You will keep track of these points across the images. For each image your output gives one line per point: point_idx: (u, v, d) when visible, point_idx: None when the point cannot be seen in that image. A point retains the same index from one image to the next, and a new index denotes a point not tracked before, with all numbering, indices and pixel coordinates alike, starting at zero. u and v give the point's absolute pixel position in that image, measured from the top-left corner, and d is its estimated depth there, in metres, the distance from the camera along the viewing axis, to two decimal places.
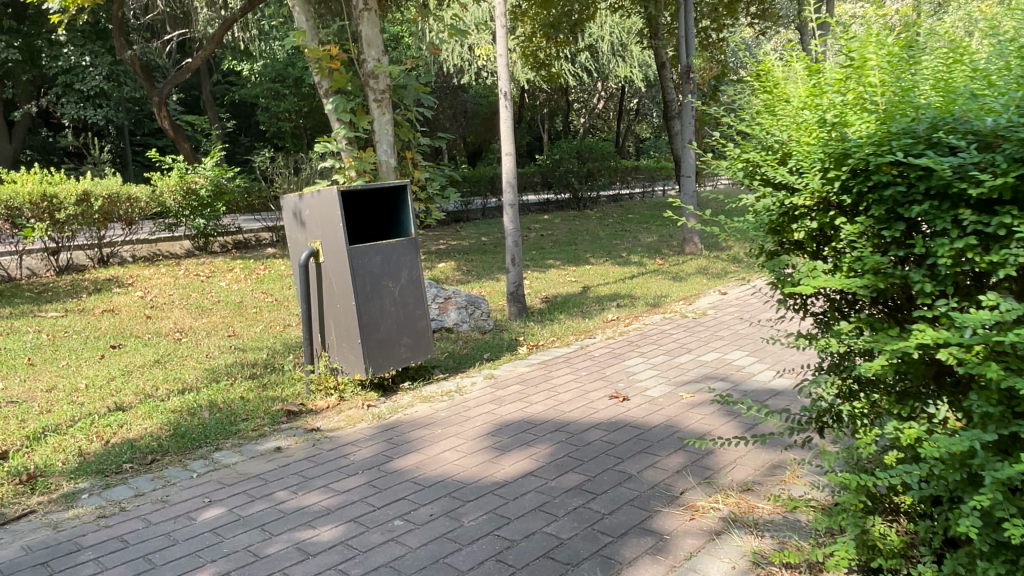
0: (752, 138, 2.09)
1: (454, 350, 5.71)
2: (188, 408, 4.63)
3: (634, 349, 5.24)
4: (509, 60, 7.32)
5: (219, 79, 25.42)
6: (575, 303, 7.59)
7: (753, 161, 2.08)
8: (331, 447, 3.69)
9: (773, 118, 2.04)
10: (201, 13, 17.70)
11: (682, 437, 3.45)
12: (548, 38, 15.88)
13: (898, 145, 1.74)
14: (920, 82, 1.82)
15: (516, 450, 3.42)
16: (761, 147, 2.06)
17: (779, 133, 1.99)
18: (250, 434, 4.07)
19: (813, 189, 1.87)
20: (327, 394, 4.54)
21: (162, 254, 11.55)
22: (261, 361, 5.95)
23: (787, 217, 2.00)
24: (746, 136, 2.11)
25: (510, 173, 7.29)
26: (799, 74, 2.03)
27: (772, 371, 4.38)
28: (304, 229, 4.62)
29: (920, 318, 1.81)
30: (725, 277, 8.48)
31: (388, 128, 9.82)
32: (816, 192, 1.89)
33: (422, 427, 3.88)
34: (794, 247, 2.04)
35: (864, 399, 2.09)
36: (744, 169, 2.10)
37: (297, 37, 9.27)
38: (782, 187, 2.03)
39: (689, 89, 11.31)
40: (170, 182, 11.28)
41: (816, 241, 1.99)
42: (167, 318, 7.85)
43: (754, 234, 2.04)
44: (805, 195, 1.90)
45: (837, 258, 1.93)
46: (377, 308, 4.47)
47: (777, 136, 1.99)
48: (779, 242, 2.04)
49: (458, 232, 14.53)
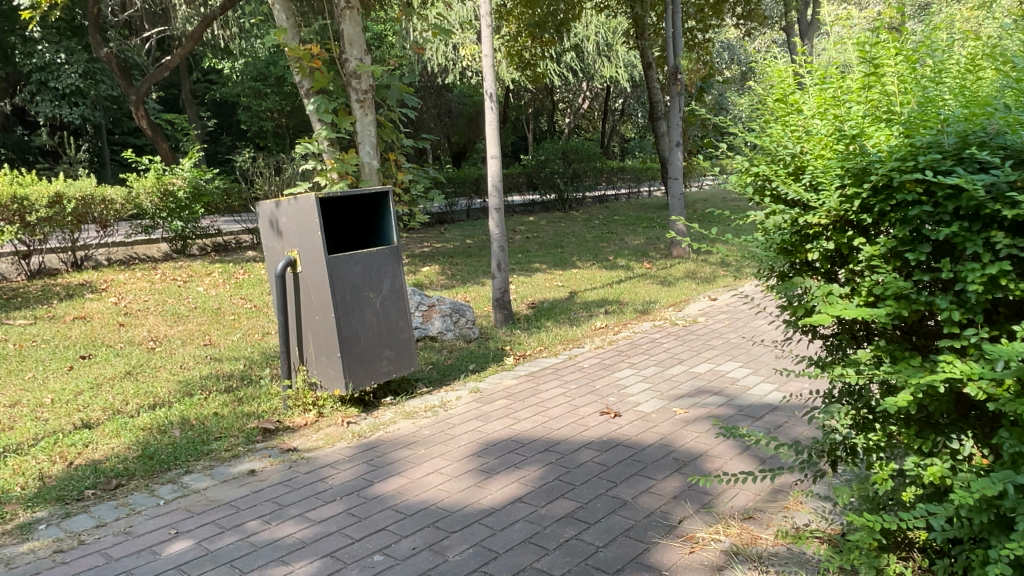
0: (761, 151, 1.93)
1: (438, 360, 5.52)
2: (158, 425, 4.41)
3: (624, 360, 5.08)
4: (494, 61, 7.14)
5: (200, 78, 24.99)
6: (562, 309, 7.43)
7: (763, 175, 1.92)
8: (308, 470, 3.50)
9: (784, 130, 1.89)
10: (180, 10, 17.34)
11: (677, 458, 3.30)
12: (533, 37, 15.72)
13: (923, 161, 1.59)
14: (948, 93, 1.68)
15: (504, 473, 3.24)
16: (771, 160, 1.91)
17: (792, 146, 1.85)
18: (223, 455, 3.86)
19: (830, 207, 1.72)
20: (305, 411, 4.34)
21: (138, 257, 11.25)
22: (238, 373, 5.72)
23: (801, 236, 1.84)
24: (755, 146, 1.96)
25: (495, 176, 7.11)
26: (815, 82, 1.89)
27: (767, 384, 4.23)
28: (281, 238, 4.41)
29: (946, 348, 1.66)
30: (713, 281, 8.37)
31: (370, 129, 9.61)
32: (833, 210, 1.73)
33: (405, 446, 3.70)
34: (808, 268, 1.88)
35: (881, 431, 1.94)
36: (753, 184, 1.94)
37: (277, 35, 9.03)
38: (795, 205, 1.87)
39: (676, 91, 11.21)
40: (147, 184, 10.97)
41: (831, 263, 1.83)
42: (141, 325, 7.59)
43: (764, 254, 1.88)
44: (821, 213, 1.75)
45: (853, 281, 1.78)
46: (357, 320, 4.28)
47: (789, 148, 1.85)
48: (791, 263, 1.89)
49: (442, 235, 14.34)
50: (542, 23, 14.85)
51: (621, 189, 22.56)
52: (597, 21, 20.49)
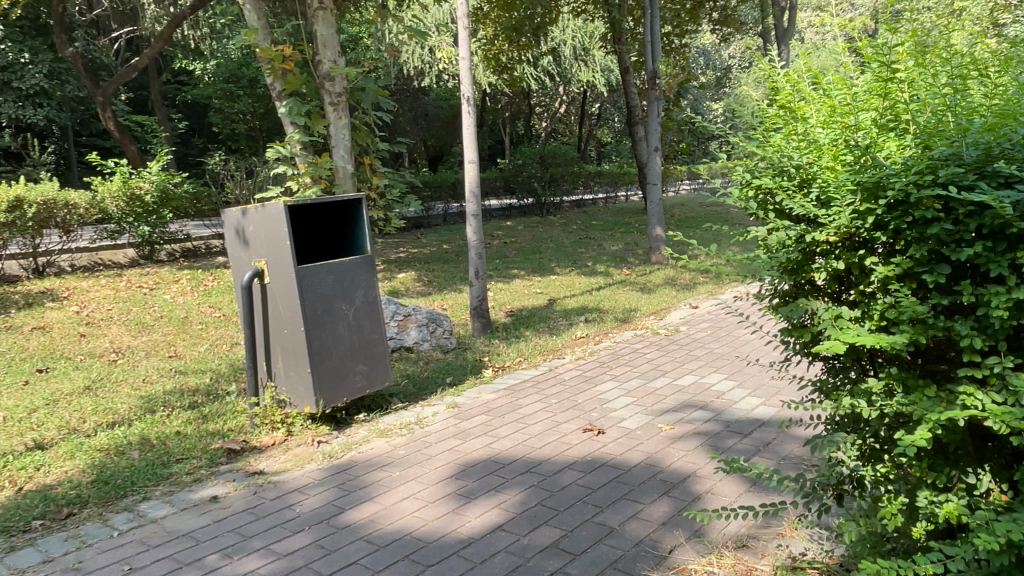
0: (764, 163, 1.82)
1: (415, 373, 5.32)
2: (116, 446, 4.16)
3: (606, 372, 4.93)
4: (472, 63, 6.96)
5: (170, 79, 24.47)
6: (541, 317, 7.28)
7: (765, 188, 1.80)
8: (275, 496, 3.29)
9: (787, 140, 1.77)
10: (149, 9, 16.92)
11: (664, 479, 3.15)
12: (510, 41, 15.59)
13: (940, 175, 1.48)
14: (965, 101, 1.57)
15: (483, 498, 3.07)
16: (775, 171, 1.79)
17: (796, 158, 1.74)
18: (184, 479, 3.64)
19: (841, 225, 1.59)
20: (273, 429, 4.13)
21: (103, 263, 10.87)
22: (203, 387, 5.47)
23: (806, 254, 1.71)
24: (757, 157, 1.85)
25: (473, 181, 6.94)
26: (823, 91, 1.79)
27: (754, 399, 4.11)
28: (248, 247, 4.21)
29: (965, 377, 1.53)
30: (693, 287, 8.29)
31: (345, 133, 9.38)
32: (843, 228, 1.61)
33: (378, 467, 3.52)
34: (813, 289, 1.75)
35: (889, 462, 1.80)
36: (755, 198, 1.82)
37: (247, 35, 8.77)
38: (800, 220, 1.75)
39: (655, 95, 11.15)
40: (112, 187, 10.57)
41: (839, 283, 1.71)
42: (103, 336, 7.29)
43: (767, 274, 1.74)
44: (830, 231, 1.62)
45: (861, 304, 1.65)
46: (328, 334, 4.08)
47: (794, 159, 1.73)
48: (796, 283, 1.76)
49: (419, 240, 14.12)
50: (519, 26, 14.72)
51: (598, 194, 22.53)
52: (574, 25, 20.44)
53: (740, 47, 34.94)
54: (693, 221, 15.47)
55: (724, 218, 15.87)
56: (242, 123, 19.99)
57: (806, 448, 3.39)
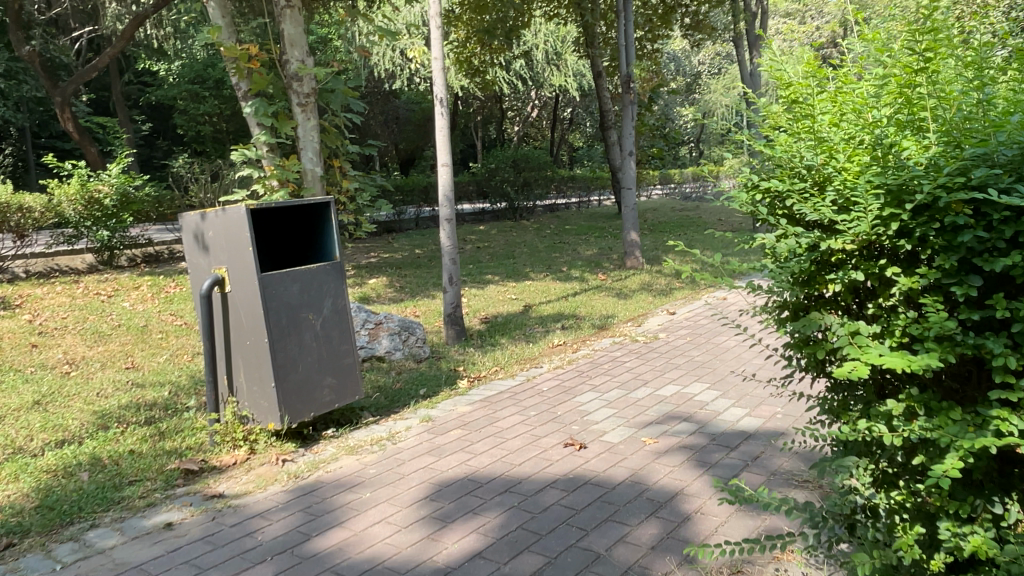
0: (776, 164, 1.77)
1: (386, 384, 5.10)
2: (65, 467, 3.87)
3: (586, 382, 4.76)
4: (444, 64, 6.77)
5: (133, 80, 23.80)
6: (516, 324, 7.10)
7: (776, 191, 1.74)
8: (235, 522, 3.06)
9: (801, 141, 1.73)
10: (109, 8, 16.39)
11: (651, 498, 2.99)
12: (482, 44, 15.44)
13: (972, 177, 1.42)
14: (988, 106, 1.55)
15: (460, 521, 2.88)
16: (787, 173, 1.74)
17: (813, 161, 1.69)
18: (137, 503, 3.38)
19: (863, 230, 1.52)
20: (235, 447, 3.89)
21: (59, 269, 10.42)
22: (161, 402, 5.18)
23: (820, 264, 1.63)
24: (766, 159, 1.80)
25: (446, 185, 6.74)
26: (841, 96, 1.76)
27: (739, 410, 3.97)
28: (208, 254, 3.96)
29: (995, 401, 1.40)
30: (670, 293, 8.19)
31: (313, 134, 9.11)
32: (864, 235, 1.54)
33: (346, 488, 3.30)
34: (827, 301, 1.65)
35: (905, 490, 1.66)
36: (764, 201, 1.76)
37: (211, 34, 8.46)
38: (813, 227, 1.69)
39: (629, 99, 11.08)
40: (69, 191, 10.20)
41: (856, 295, 1.62)
42: (56, 346, 6.93)
43: (777, 287, 1.64)
44: (850, 237, 1.54)
45: (880, 318, 1.55)
46: (294, 345, 3.85)
47: (809, 159, 1.68)
48: (807, 296, 1.66)
49: (390, 245, 13.87)
50: (492, 29, 14.57)
51: (571, 198, 22.47)
52: (546, 30, 20.38)
53: (710, 53, 35.26)
54: (667, 226, 15.45)
55: (696, 223, 15.89)
56: (208, 125, 19.52)
57: (796, 461, 3.25)
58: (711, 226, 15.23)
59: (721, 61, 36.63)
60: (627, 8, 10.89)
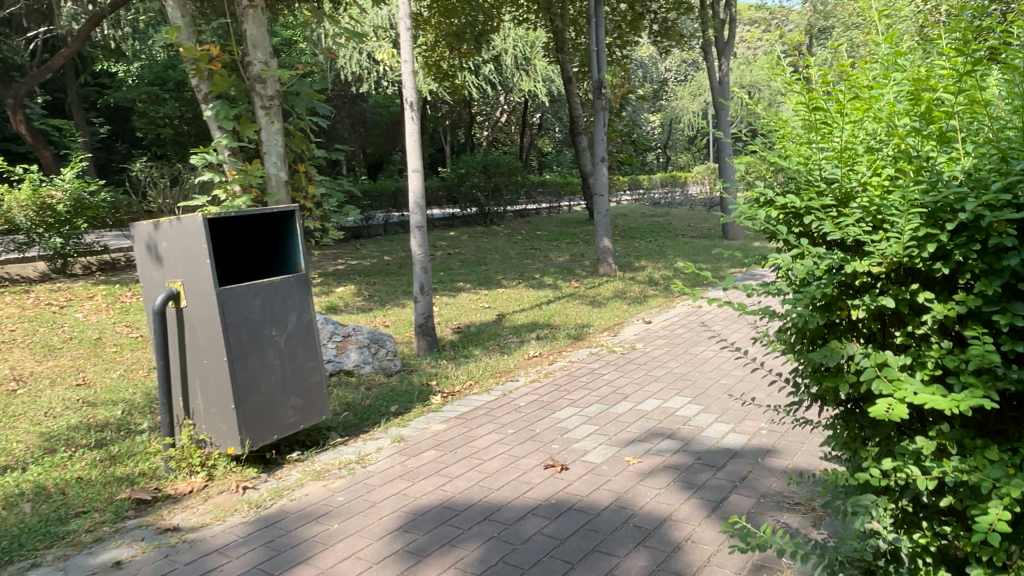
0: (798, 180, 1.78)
1: (354, 401, 4.87)
2: (4, 497, 3.57)
3: (565, 396, 4.59)
4: (413, 67, 6.56)
5: (90, 81, 23.06)
6: (490, 334, 6.92)
7: (798, 207, 1.76)
8: (190, 560, 2.82)
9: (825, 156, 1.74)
10: (64, 6, 15.81)
11: (638, 525, 2.83)
12: (451, 47, 15.24)
13: (1016, 196, 1.43)
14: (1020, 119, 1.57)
15: (438, 555, 2.68)
16: (811, 189, 1.75)
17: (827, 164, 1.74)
18: (82, 538, 3.10)
19: (895, 252, 1.52)
20: (191, 473, 3.63)
21: (8, 278, 9.93)
22: (113, 422, 4.86)
23: (841, 290, 1.64)
24: (788, 175, 1.81)
25: (417, 191, 6.53)
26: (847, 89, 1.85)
27: (724, 427, 3.84)
28: (161, 266, 3.70)
29: None
30: (644, 301, 8.08)
31: (277, 138, 8.83)
32: (896, 257, 1.53)
33: (313, 519, 3.07)
34: (849, 329, 1.67)
35: (930, 534, 1.54)
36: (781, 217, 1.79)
37: (170, 34, 8.14)
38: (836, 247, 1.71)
39: (601, 105, 10.99)
40: (21, 196, 9.75)
41: (881, 323, 1.63)
42: (2, 361, 6.54)
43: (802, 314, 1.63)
44: (880, 260, 1.54)
45: (910, 349, 1.55)
46: (256, 364, 3.62)
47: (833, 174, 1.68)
48: (829, 320, 1.67)
49: (358, 251, 13.59)
50: (461, 33, 14.38)
51: (541, 203, 22.40)
52: (515, 34, 20.31)
53: (677, 60, 35.56)
54: (638, 232, 15.44)
55: (666, 229, 15.90)
56: (168, 128, 18.96)
57: (786, 482, 3.11)
58: (681, 232, 15.27)
59: (687, 67, 36.98)
60: (599, 13, 10.81)
